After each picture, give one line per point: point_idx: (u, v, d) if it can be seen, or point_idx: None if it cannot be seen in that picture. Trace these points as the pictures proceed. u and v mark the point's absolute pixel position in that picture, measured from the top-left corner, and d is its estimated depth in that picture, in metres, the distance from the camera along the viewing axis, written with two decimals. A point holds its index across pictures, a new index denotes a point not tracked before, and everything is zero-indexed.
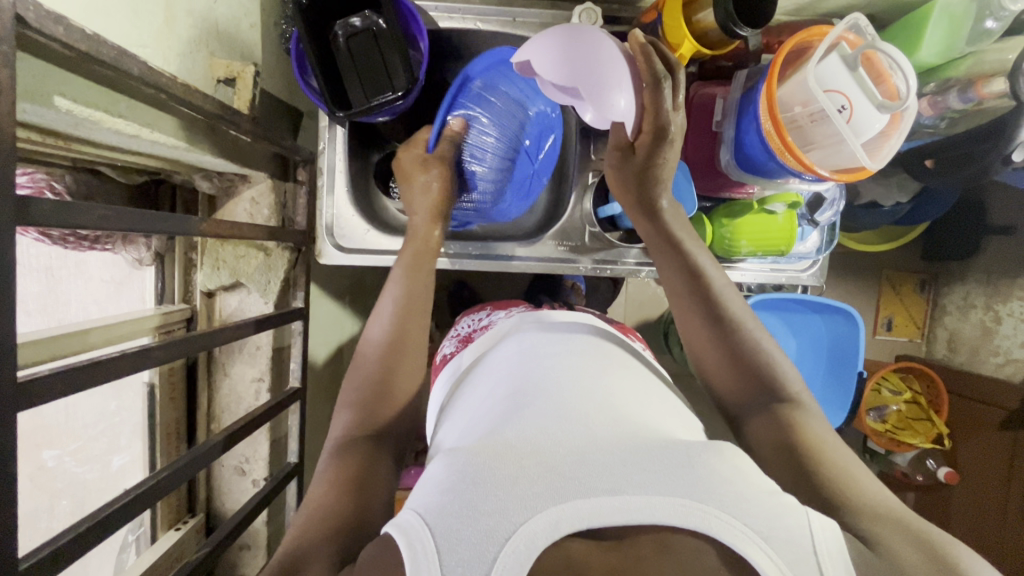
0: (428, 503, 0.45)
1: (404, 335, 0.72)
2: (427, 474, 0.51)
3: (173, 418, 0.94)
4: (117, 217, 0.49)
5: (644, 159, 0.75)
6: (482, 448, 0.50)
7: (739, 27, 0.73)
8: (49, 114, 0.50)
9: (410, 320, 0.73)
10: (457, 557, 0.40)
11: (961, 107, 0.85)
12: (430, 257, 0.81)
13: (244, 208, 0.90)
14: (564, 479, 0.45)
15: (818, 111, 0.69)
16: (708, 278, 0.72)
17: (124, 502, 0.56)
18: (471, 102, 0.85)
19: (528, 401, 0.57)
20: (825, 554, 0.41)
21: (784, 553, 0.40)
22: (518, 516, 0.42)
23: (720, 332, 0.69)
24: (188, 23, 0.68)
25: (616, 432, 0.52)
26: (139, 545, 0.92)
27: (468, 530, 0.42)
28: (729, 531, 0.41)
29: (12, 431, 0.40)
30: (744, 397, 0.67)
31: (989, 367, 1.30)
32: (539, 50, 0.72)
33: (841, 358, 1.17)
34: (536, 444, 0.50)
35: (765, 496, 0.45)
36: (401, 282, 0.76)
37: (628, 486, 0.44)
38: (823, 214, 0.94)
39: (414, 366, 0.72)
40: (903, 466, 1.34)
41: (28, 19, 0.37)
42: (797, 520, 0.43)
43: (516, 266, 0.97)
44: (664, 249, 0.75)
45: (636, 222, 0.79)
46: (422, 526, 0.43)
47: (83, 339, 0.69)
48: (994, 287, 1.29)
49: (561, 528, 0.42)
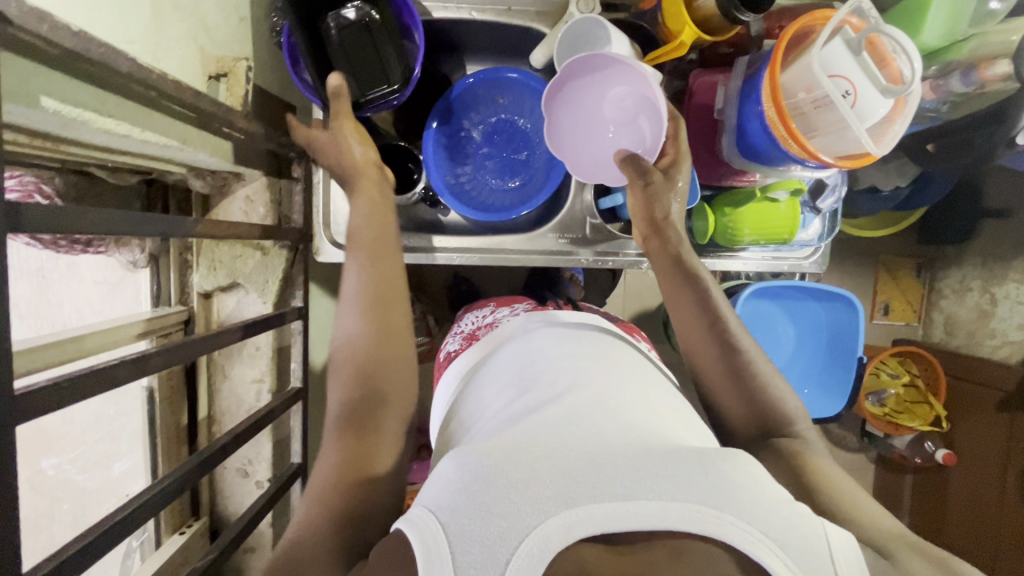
0: (440, 500, 0.45)
1: (389, 321, 0.65)
2: (437, 471, 0.50)
3: (173, 421, 0.94)
4: (110, 221, 0.47)
5: (666, 187, 0.77)
6: (494, 448, 0.48)
7: (740, 12, 0.71)
8: (36, 114, 0.48)
9: (392, 310, 0.66)
10: (471, 558, 0.40)
11: (963, 91, 0.84)
12: (390, 266, 0.69)
13: (238, 207, 0.89)
14: (577, 481, 0.44)
15: (822, 97, 0.68)
16: (714, 297, 0.73)
17: (129, 512, 0.55)
18: (468, 107, 0.95)
19: (539, 405, 0.57)
20: (842, 561, 0.41)
21: (801, 561, 0.41)
22: (532, 519, 0.42)
23: (723, 341, 0.70)
24: (176, 18, 0.66)
25: (630, 438, 0.51)
26: (143, 551, 0.90)
27: (482, 531, 0.41)
28: (746, 538, 0.41)
29: (9, 448, 0.39)
30: (750, 408, 0.67)
31: (986, 350, 1.30)
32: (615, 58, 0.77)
33: (842, 344, 1.17)
34: (547, 447, 0.49)
35: (778, 505, 0.45)
36: (361, 274, 0.67)
37: (642, 491, 0.44)
38: (825, 200, 0.94)
39: (401, 350, 0.65)
40: (901, 449, 1.36)
41: (10, 16, 0.36)
42: (814, 531, 0.43)
43: (419, 260, 0.93)
44: (672, 273, 0.75)
45: (648, 246, 0.79)
46: (435, 524, 0.43)
47: (79, 345, 0.68)
48: (990, 270, 1.30)
49: (576, 532, 0.41)
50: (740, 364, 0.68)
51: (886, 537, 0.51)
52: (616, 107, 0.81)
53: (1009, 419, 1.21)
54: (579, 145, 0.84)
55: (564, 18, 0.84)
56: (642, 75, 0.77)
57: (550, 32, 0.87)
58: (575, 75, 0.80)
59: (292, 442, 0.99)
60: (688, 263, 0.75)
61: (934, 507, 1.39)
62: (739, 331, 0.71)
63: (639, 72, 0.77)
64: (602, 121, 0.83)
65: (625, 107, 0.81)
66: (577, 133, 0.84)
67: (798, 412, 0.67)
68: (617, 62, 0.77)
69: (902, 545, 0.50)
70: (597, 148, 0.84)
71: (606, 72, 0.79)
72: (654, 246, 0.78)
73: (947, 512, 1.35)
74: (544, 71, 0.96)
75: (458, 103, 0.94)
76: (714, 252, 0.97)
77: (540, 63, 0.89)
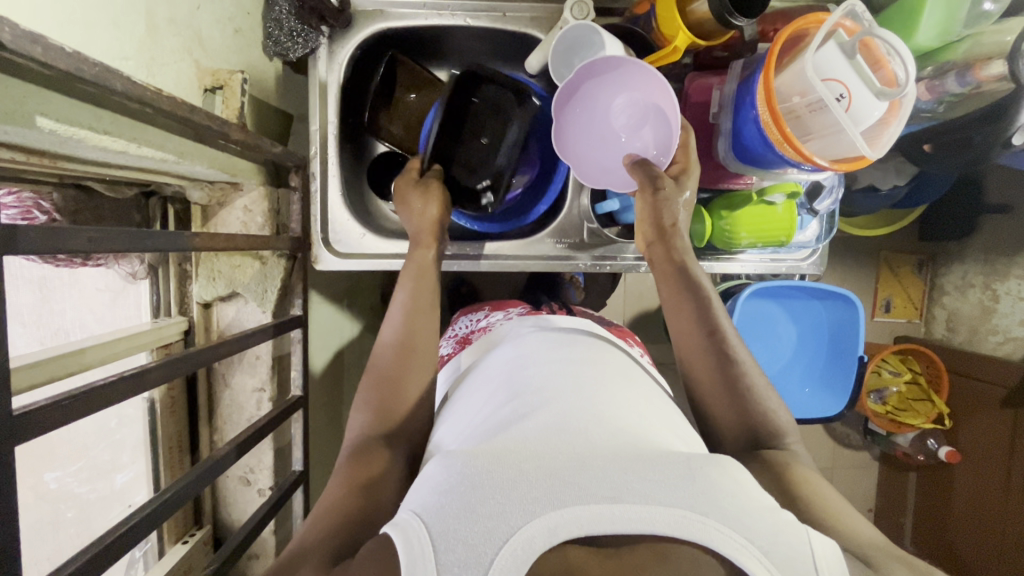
0: (427, 503, 0.45)
1: (412, 323, 0.73)
2: (426, 473, 0.51)
3: (174, 431, 0.96)
4: (106, 238, 0.47)
5: (674, 194, 0.78)
6: (482, 450, 0.49)
7: (733, 17, 0.72)
8: (31, 134, 0.48)
9: (416, 338, 0.72)
10: (454, 557, 0.41)
11: (959, 91, 0.83)
12: (430, 275, 0.78)
13: (237, 216, 0.89)
14: (563, 484, 0.45)
15: (816, 101, 0.68)
16: (716, 306, 0.74)
17: (131, 526, 0.56)
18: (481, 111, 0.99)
19: (531, 405, 0.57)
20: (824, 565, 0.42)
21: (783, 567, 0.41)
22: (517, 520, 0.42)
23: (716, 345, 0.71)
24: (171, 33, 0.66)
25: (619, 442, 0.52)
26: (146, 561, 0.90)
27: (466, 531, 0.42)
28: (730, 543, 0.42)
29: (9, 470, 0.39)
30: (739, 413, 0.67)
31: (988, 346, 1.30)
32: (627, 66, 0.76)
33: (843, 342, 1.17)
34: (538, 449, 0.50)
35: (766, 512, 0.45)
36: (408, 293, 0.75)
37: (629, 495, 0.44)
38: (822, 202, 0.94)
39: (419, 372, 0.70)
40: (905, 446, 1.39)
41: (5, 41, 0.36)
42: (799, 537, 0.43)
43: (467, 266, 0.95)
44: (674, 280, 0.76)
45: (654, 253, 0.80)
46: (420, 525, 0.43)
47: (80, 359, 0.69)
48: (992, 266, 1.29)
49: (560, 534, 0.42)
50: (736, 376, 0.69)
51: (877, 548, 0.51)
52: (626, 109, 0.80)
53: (1013, 415, 1.20)
54: (582, 150, 0.84)
55: (560, 24, 0.83)
56: (654, 84, 0.76)
57: (545, 37, 0.87)
58: (588, 77, 0.79)
59: (294, 449, 0.99)
60: (691, 270, 0.76)
61: (938, 507, 1.39)
62: (736, 343, 0.72)
63: (652, 77, 0.75)
64: (612, 121, 0.82)
65: (635, 110, 0.80)
66: (583, 139, 0.84)
67: (788, 425, 0.68)
68: (630, 64, 0.76)
69: (896, 557, 0.49)
70: (604, 149, 0.84)
71: (617, 74, 0.78)
72: (658, 252, 0.79)
73: (954, 512, 1.34)
74: (541, 76, 0.95)
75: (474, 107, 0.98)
76: (713, 255, 0.97)
77: (535, 67, 0.89)
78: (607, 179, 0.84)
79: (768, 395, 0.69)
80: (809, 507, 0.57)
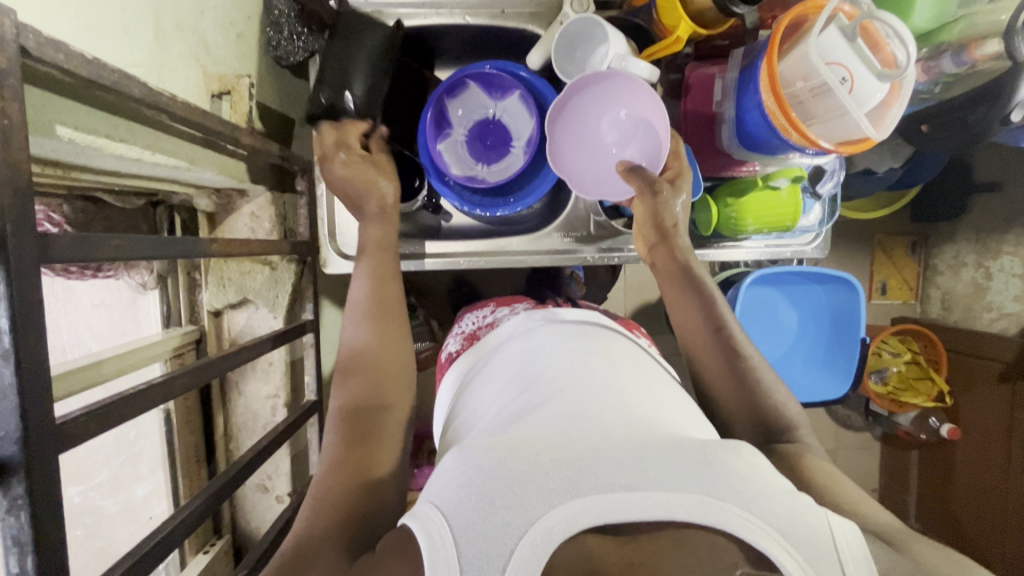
0: (446, 496, 0.46)
1: (380, 318, 0.70)
2: (444, 466, 0.51)
3: (190, 441, 0.96)
4: (130, 247, 0.47)
5: (673, 196, 0.79)
6: (496, 443, 0.49)
7: (733, 4, 0.72)
8: (50, 144, 0.48)
9: (390, 330, 0.70)
10: (475, 549, 0.41)
11: (954, 71, 0.85)
12: (395, 258, 0.76)
13: (244, 223, 0.89)
14: (579, 475, 0.45)
15: (820, 84, 0.69)
16: (721, 301, 0.75)
17: (161, 537, 0.55)
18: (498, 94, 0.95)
19: (541, 398, 0.58)
20: (845, 548, 0.42)
21: (804, 550, 0.41)
22: (537, 509, 0.43)
23: (720, 336, 0.72)
24: (177, 38, 0.65)
25: (634, 431, 0.52)
26: (168, 571, 0.90)
27: (486, 523, 0.42)
28: (748, 527, 0.42)
29: (54, 484, 0.38)
30: (750, 401, 0.68)
31: (983, 323, 1.32)
32: (607, 76, 0.78)
33: (844, 325, 1.18)
34: (555, 440, 0.50)
35: (785, 496, 0.46)
36: (371, 282, 0.73)
37: (645, 482, 0.45)
38: (824, 184, 0.94)
39: (404, 367, 0.69)
40: (906, 426, 1.36)
41: (29, 49, 0.36)
42: (817, 519, 0.44)
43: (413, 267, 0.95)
44: (678, 278, 0.77)
45: (657, 252, 0.81)
46: (439, 519, 0.44)
47: (97, 370, 0.69)
48: (984, 244, 1.32)
49: (579, 523, 0.42)
50: (743, 368, 0.70)
51: (896, 526, 0.52)
52: (616, 126, 0.82)
53: (1011, 389, 1.23)
54: (580, 166, 0.84)
55: (558, 19, 0.85)
56: (636, 90, 0.79)
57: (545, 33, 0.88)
58: (578, 91, 0.80)
59: (310, 454, 0.99)
60: (693, 267, 0.78)
61: (941, 484, 1.41)
62: (744, 337, 0.73)
63: (640, 86, 0.78)
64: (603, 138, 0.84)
65: (625, 125, 0.82)
66: (578, 155, 0.84)
67: (800, 411, 0.69)
68: (614, 74, 0.78)
69: (916, 534, 0.50)
70: (600, 163, 0.84)
71: (602, 86, 0.80)
72: (661, 253, 0.80)
73: (957, 488, 1.37)
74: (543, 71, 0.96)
75: (489, 89, 0.94)
76: (718, 242, 0.98)
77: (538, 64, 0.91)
78: (607, 189, 0.83)
79: (773, 382, 0.70)
80: (825, 488, 0.58)
